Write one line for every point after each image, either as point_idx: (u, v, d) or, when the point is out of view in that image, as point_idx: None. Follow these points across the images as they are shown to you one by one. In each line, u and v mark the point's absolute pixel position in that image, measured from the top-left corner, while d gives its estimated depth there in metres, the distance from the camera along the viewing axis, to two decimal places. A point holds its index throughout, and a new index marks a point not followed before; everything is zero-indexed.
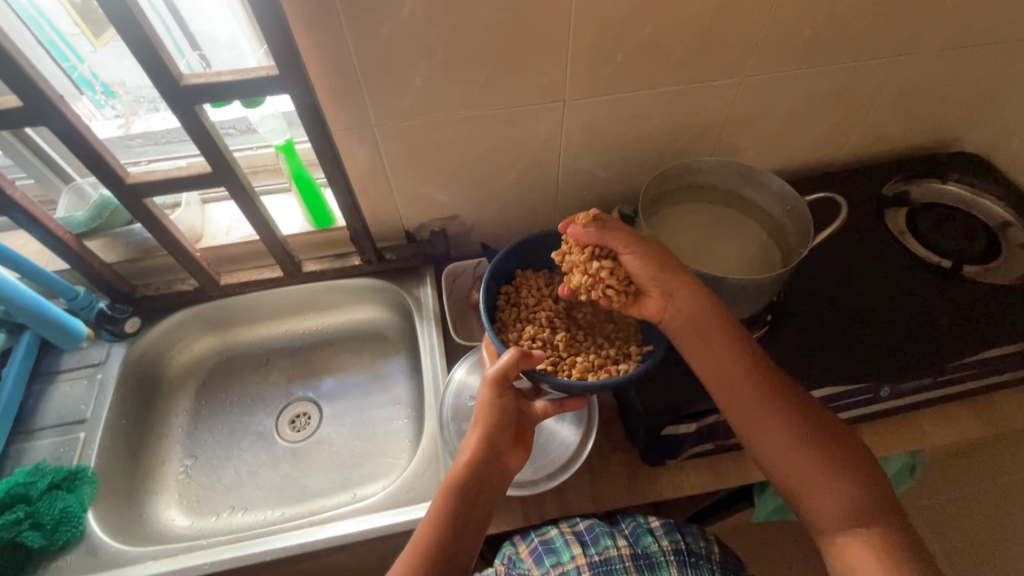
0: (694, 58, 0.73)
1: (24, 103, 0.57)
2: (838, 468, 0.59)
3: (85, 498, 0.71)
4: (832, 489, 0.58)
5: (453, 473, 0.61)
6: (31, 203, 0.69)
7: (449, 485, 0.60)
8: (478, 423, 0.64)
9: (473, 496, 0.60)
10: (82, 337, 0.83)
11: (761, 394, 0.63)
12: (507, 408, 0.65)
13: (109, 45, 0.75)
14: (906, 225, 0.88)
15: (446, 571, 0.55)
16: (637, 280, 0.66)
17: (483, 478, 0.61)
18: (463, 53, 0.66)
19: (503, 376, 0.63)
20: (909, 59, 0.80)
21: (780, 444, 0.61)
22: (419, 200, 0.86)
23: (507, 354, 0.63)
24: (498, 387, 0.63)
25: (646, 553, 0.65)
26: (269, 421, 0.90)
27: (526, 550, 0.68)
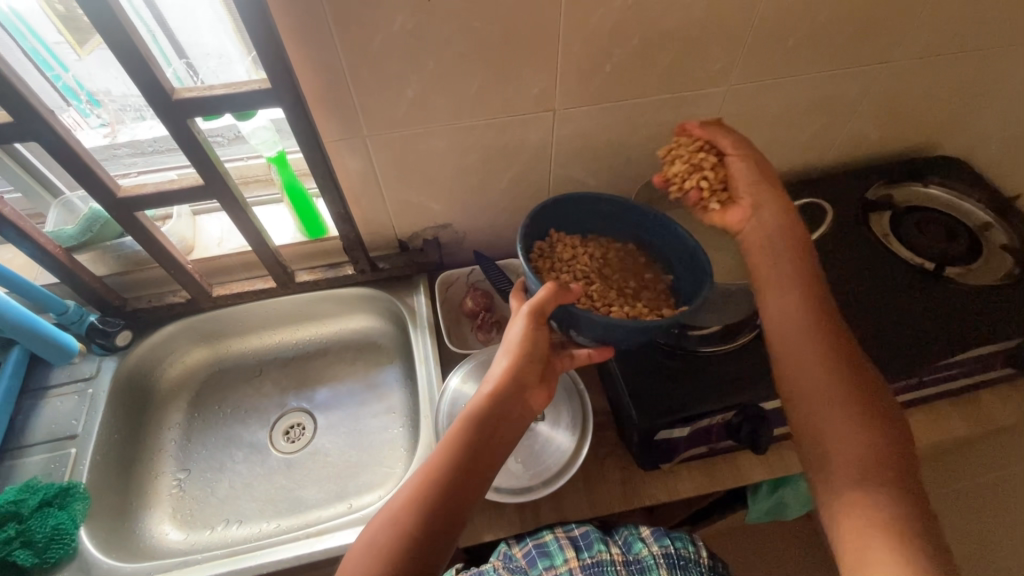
0: (681, 67, 0.74)
1: (14, 118, 0.57)
2: (874, 424, 0.55)
3: (77, 515, 0.70)
4: (859, 438, 0.55)
5: (475, 400, 0.60)
6: (20, 218, 0.68)
7: (471, 411, 0.59)
8: (509, 354, 0.63)
9: (491, 427, 0.59)
10: (75, 351, 0.82)
11: (814, 334, 0.61)
12: (538, 341, 0.64)
13: (94, 53, 0.75)
14: (890, 227, 0.90)
15: (448, 501, 0.54)
16: (732, 184, 0.71)
17: (506, 409, 0.60)
18: (454, 65, 0.67)
19: (539, 309, 0.63)
20: (889, 67, 0.82)
21: (814, 383, 0.58)
22: (412, 209, 0.86)
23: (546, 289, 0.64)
24: (533, 320, 0.63)
25: (638, 560, 0.66)
26: (263, 433, 0.89)
27: (519, 552, 0.68)
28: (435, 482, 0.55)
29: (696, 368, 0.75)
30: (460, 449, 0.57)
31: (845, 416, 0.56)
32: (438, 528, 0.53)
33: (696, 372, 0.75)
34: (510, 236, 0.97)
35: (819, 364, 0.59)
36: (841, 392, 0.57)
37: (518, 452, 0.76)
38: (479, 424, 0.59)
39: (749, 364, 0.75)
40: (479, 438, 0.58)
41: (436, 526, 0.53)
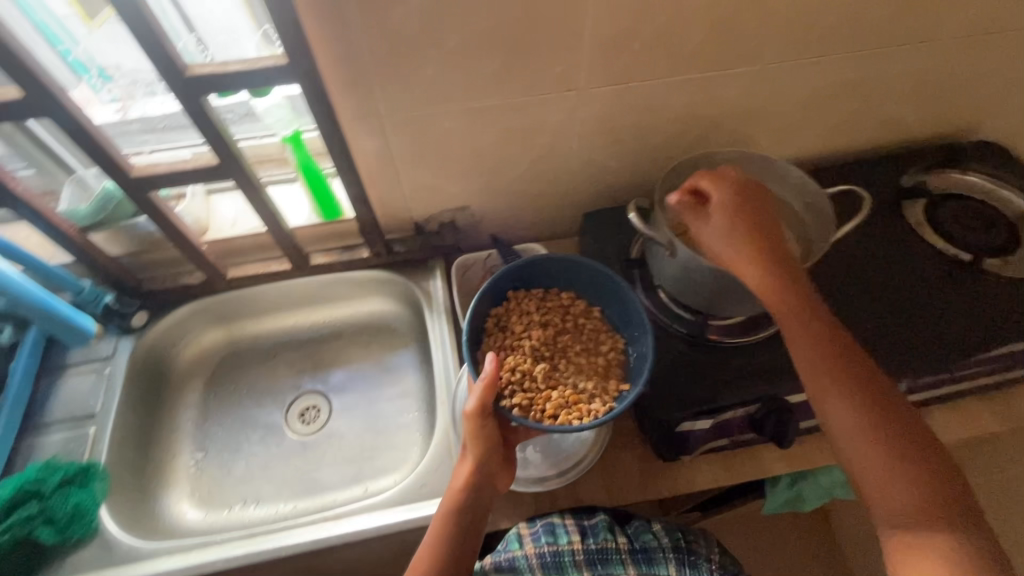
0: (712, 45, 0.70)
1: (25, 94, 0.55)
2: (921, 467, 0.56)
3: (97, 493, 0.71)
4: (911, 486, 0.56)
5: (448, 497, 0.65)
6: (34, 197, 0.67)
7: (448, 509, 0.64)
8: (468, 452, 0.65)
9: (469, 519, 0.64)
10: (90, 333, 0.83)
11: (858, 386, 0.59)
12: (491, 434, 0.65)
13: (104, 26, 0.70)
14: (925, 216, 0.86)
15: None
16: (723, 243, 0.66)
17: (475, 502, 0.64)
18: (475, 41, 0.64)
19: (481, 407, 0.63)
20: (934, 46, 0.77)
21: (863, 438, 0.58)
22: (428, 192, 0.84)
23: (480, 385, 0.63)
24: (479, 418, 0.64)
25: (644, 548, 0.69)
26: (279, 414, 0.89)
27: (527, 530, 0.69)
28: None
29: (720, 359, 0.73)
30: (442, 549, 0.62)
31: (897, 468, 0.56)
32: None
33: (719, 363, 0.73)
34: (527, 220, 0.94)
35: (863, 418, 0.58)
36: (888, 442, 0.57)
37: (537, 440, 0.75)
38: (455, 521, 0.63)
39: (775, 355, 0.73)
40: (460, 532, 0.63)
41: None
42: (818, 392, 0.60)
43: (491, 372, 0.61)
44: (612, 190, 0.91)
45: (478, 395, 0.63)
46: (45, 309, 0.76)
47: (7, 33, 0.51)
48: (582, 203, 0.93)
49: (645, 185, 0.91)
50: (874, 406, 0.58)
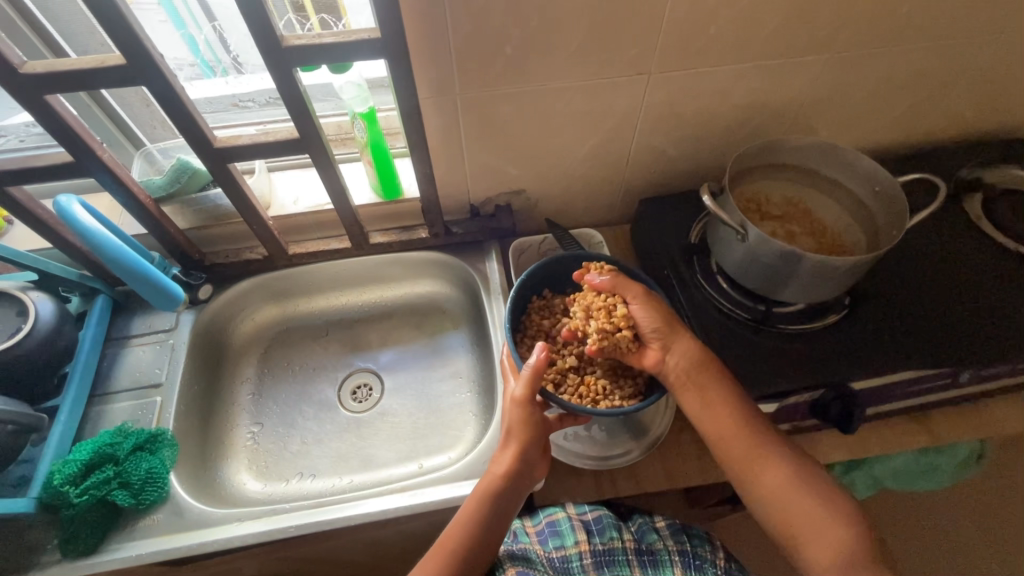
0: (788, 30, 0.70)
1: (126, 60, 0.56)
2: (839, 520, 0.58)
3: (167, 460, 0.72)
4: (832, 535, 0.57)
5: (485, 479, 0.64)
6: (116, 165, 0.69)
7: (482, 489, 0.63)
8: (511, 439, 0.65)
9: (501, 504, 0.63)
10: (181, 300, 0.76)
11: (774, 451, 0.62)
12: (537, 422, 0.65)
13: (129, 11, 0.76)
14: (983, 210, 0.86)
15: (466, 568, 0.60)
16: (639, 330, 0.66)
17: (513, 490, 0.64)
18: (558, 20, 0.64)
19: (531, 393, 0.64)
20: (1003, 39, 0.77)
21: (788, 498, 0.60)
22: (489, 174, 0.85)
23: (528, 370, 0.64)
24: (529, 405, 0.65)
25: (650, 550, 0.70)
26: (332, 392, 0.90)
27: (531, 528, 0.72)
28: (453, 557, 0.60)
29: (784, 345, 0.74)
30: (475, 527, 0.62)
31: (822, 521, 0.58)
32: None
33: (783, 350, 0.73)
34: (581, 206, 0.95)
35: (787, 480, 0.60)
36: (811, 497, 0.59)
37: (602, 420, 0.76)
38: (491, 504, 0.63)
39: (839, 342, 0.74)
40: (492, 516, 0.63)
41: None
42: (740, 459, 0.62)
43: (540, 360, 0.63)
44: (667, 178, 0.92)
45: (526, 382, 0.64)
46: (138, 271, 0.69)
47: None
48: (635, 189, 0.94)
49: (700, 173, 0.92)
50: (796, 469, 0.61)
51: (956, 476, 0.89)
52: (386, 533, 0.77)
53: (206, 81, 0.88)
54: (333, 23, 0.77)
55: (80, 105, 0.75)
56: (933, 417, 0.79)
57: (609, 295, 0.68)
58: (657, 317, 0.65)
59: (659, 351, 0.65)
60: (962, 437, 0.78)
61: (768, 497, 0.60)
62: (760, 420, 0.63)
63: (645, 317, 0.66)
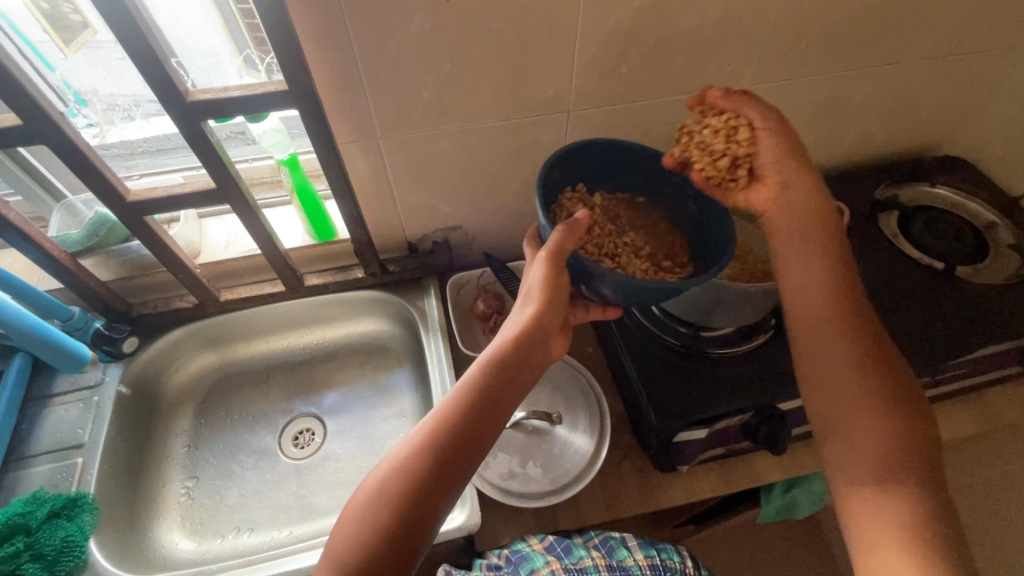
0: (695, 68, 0.74)
1: (23, 120, 0.56)
2: (895, 424, 0.56)
3: (86, 526, 0.68)
4: (879, 434, 0.56)
5: (494, 348, 0.59)
6: (26, 223, 0.67)
7: (492, 359, 0.58)
8: (531, 298, 0.60)
9: (510, 378, 0.58)
10: (87, 361, 0.79)
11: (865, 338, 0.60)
12: (560, 286, 0.61)
13: (80, 52, 0.74)
14: (898, 228, 0.90)
15: (468, 436, 0.54)
16: (757, 159, 0.65)
17: (521, 362, 0.59)
18: (470, 65, 0.66)
19: (560, 252, 0.58)
20: (901, 68, 0.82)
21: (846, 386, 0.59)
22: (422, 212, 0.85)
23: (561, 228, 0.58)
24: (555, 265, 0.59)
25: (621, 565, 0.63)
26: (272, 439, 0.88)
27: (500, 559, 0.67)
28: (453, 425, 0.54)
29: (711, 370, 0.75)
30: (477, 399, 0.56)
31: (873, 421, 0.56)
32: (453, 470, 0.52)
33: (711, 375, 0.74)
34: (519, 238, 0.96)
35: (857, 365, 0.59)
36: (868, 397, 0.57)
37: (536, 456, 0.76)
38: (495, 378, 0.57)
39: (765, 364, 0.75)
40: (498, 391, 0.57)
41: (466, 446, 0.53)
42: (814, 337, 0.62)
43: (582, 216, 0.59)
44: None
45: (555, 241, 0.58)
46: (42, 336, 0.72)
47: (10, 63, 0.52)
48: None
49: None
50: (871, 361, 0.59)
51: None
52: None
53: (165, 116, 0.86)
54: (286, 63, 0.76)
55: None
56: None
57: (732, 116, 0.63)
58: (788, 150, 0.64)
59: (775, 187, 0.65)
60: None
61: (831, 379, 0.60)
62: (847, 311, 0.61)
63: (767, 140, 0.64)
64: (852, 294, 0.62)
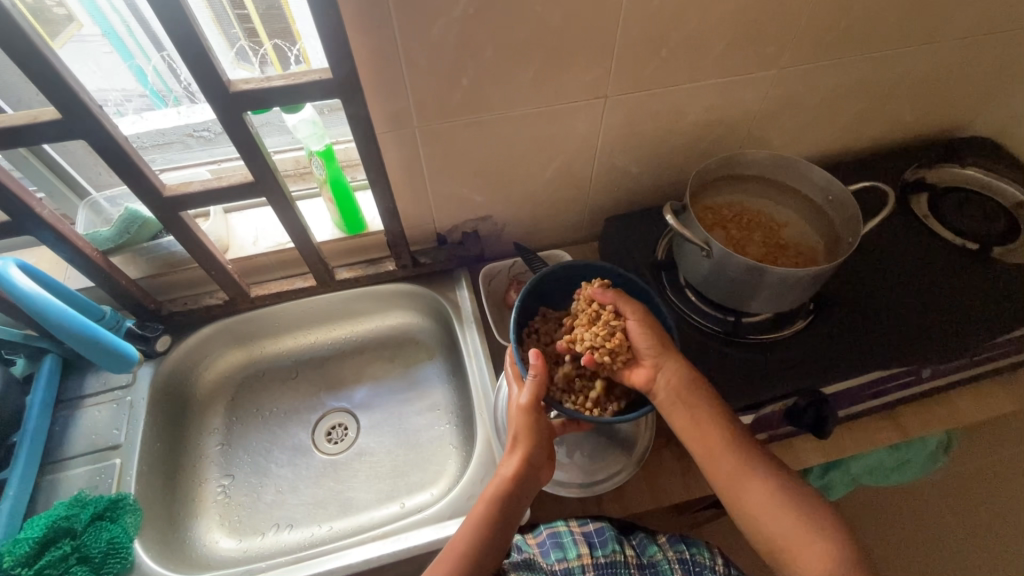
0: (736, 50, 0.72)
1: (62, 115, 0.54)
2: (822, 530, 0.58)
3: (130, 527, 0.68)
4: (816, 548, 0.57)
5: (493, 486, 0.63)
6: (59, 221, 0.66)
7: (491, 497, 0.62)
8: (520, 443, 0.64)
9: (511, 506, 0.62)
10: (134, 360, 0.74)
11: (720, 445, 0.62)
12: (544, 426, 0.65)
13: (66, 46, 0.71)
14: (929, 208, 0.90)
15: (503, 526, 0.62)
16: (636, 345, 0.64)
17: (519, 492, 0.63)
18: (512, 50, 0.65)
19: (537, 399, 0.64)
20: (937, 47, 0.81)
21: (773, 507, 0.60)
22: (455, 202, 0.84)
23: (532, 377, 0.64)
24: (534, 412, 0.64)
25: (651, 563, 0.68)
26: (306, 435, 0.87)
27: (533, 540, 0.69)
28: (490, 515, 0.61)
29: (755, 355, 0.74)
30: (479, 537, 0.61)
31: (804, 535, 0.58)
32: (492, 549, 0.61)
33: (753, 360, 0.74)
34: (548, 227, 0.95)
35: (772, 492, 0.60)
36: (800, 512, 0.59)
37: (583, 446, 0.76)
38: (498, 509, 0.62)
39: (807, 347, 0.75)
40: (498, 523, 0.62)
41: (504, 531, 0.62)
42: (703, 455, 0.63)
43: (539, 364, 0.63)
44: (631, 195, 0.93)
45: (531, 390, 0.64)
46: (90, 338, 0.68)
47: (53, 57, 0.51)
48: (601, 209, 0.95)
49: (662, 189, 0.93)
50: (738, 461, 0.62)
51: (927, 468, 0.93)
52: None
53: (156, 112, 0.84)
54: (287, 49, 0.76)
55: (18, 159, 0.71)
56: (903, 413, 0.82)
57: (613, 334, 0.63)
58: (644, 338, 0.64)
59: (650, 369, 0.63)
60: (930, 430, 0.81)
61: (754, 505, 0.60)
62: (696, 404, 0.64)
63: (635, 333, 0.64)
64: (690, 404, 0.63)
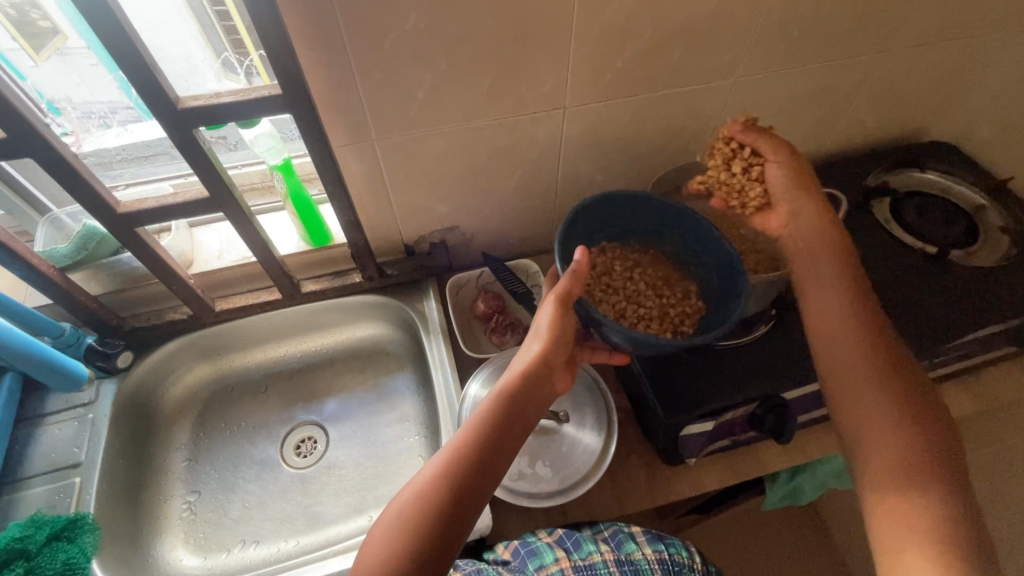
0: (690, 61, 0.73)
1: (8, 134, 0.54)
2: (915, 423, 0.55)
3: (88, 547, 0.67)
4: (899, 437, 0.55)
5: (509, 378, 0.61)
6: (13, 239, 0.66)
7: (506, 388, 0.60)
8: (540, 338, 0.62)
9: (524, 402, 0.60)
10: (82, 377, 0.76)
11: (838, 299, 0.64)
12: (567, 324, 0.63)
13: (52, 59, 0.71)
14: (891, 211, 0.91)
15: (516, 419, 0.59)
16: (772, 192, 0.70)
17: (532, 388, 0.61)
18: (466, 62, 0.65)
19: (568, 295, 0.60)
20: (890, 55, 0.82)
21: (864, 392, 0.58)
22: (419, 213, 0.84)
23: (570, 274, 0.60)
24: (563, 307, 0.61)
25: (631, 560, 0.64)
26: (274, 449, 0.86)
27: (507, 552, 0.68)
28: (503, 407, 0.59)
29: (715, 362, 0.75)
30: (492, 427, 0.58)
31: (890, 423, 0.56)
32: (503, 445, 0.58)
33: (714, 366, 0.74)
34: (517, 237, 0.96)
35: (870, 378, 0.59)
36: (895, 412, 0.56)
37: (545, 455, 0.75)
38: (507, 406, 0.59)
39: (768, 352, 0.75)
40: (510, 418, 0.59)
41: (515, 426, 0.59)
42: (816, 308, 0.65)
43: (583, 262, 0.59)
44: None
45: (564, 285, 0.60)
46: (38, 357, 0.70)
47: None
48: None
49: None
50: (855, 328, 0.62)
51: None
52: None
53: (144, 123, 0.83)
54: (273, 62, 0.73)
55: None
56: None
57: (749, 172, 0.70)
58: (790, 182, 0.69)
59: (787, 215, 0.70)
60: None
61: (845, 393, 0.60)
62: (841, 255, 0.66)
63: (773, 176, 0.70)
64: (815, 255, 0.67)
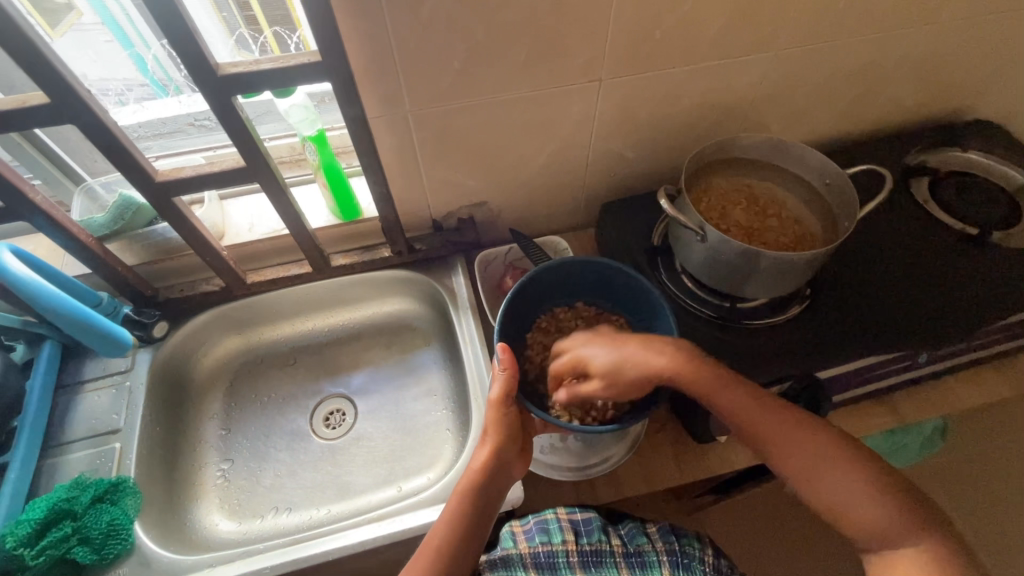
0: (731, 33, 0.71)
1: (51, 100, 0.54)
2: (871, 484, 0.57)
3: (130, 510, 0.69)
4: (874, 502, 0.56)
5: (466, 479, 0.64)
6: (53, 207, 0.66)
7: (464, 490, 0.63)
8: (488, 437, 0.65)
9: (483, 499, 0.63)
10: (127, 345, 0.75)
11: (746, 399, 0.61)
12: (513, 421, 0.66)
13: (67, 35, 0.72)
14: (930, 193, 0.88)
15: (482, 515, 0.62)
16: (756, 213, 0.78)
17: (489, 487, 0.64)
18: (504, 32, 0.64)
19: (506, 395, 0.65)
20: (939, 27, 0.79)
21: (830, 477, 0.58)
22: (449, 188, 0.84)
23: (503, 372, 0.65)
24: (502, 406, 0.65)
25: (638, 552, 0.67)
26: (303, 420, 0.88)
27: (520, 528, 0.70)
28: (465, 509, 0.62)
29: (749, 339, 0.74)
30: (458, 532, 0.61)
31: (864, 490, 0.57)
32: (470, 546, 0.61)
33: (747, 344, 0.74)
34: (545, 214, 0.95)
35: (819, 453, 0.59)
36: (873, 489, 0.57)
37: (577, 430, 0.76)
38: (471, 506, 0.62)
39: (802, 332, 0.74)
40: (474, 519, 0.62)
41: (481, 524, 0.62)
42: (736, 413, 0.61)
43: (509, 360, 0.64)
44: (627, 180, 0.92)
45: (500, 384, 0.65)
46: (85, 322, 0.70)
47: (41, 41, 0.51)
48: (597, 195, 0.94)
49: (658, 175, 0.92)
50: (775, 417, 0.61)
51: (923, 454, 0.94)
52: (367, 563, 0.75)
53: (158, 101, 0.84)
54: (288, 37, 0.76)
55: (10, 145, 0.72)
56: (901, 400, 0.82)
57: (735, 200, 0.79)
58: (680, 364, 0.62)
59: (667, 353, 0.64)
60: (926, 415, 0.81)
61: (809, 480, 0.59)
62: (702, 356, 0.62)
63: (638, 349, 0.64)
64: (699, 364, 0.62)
